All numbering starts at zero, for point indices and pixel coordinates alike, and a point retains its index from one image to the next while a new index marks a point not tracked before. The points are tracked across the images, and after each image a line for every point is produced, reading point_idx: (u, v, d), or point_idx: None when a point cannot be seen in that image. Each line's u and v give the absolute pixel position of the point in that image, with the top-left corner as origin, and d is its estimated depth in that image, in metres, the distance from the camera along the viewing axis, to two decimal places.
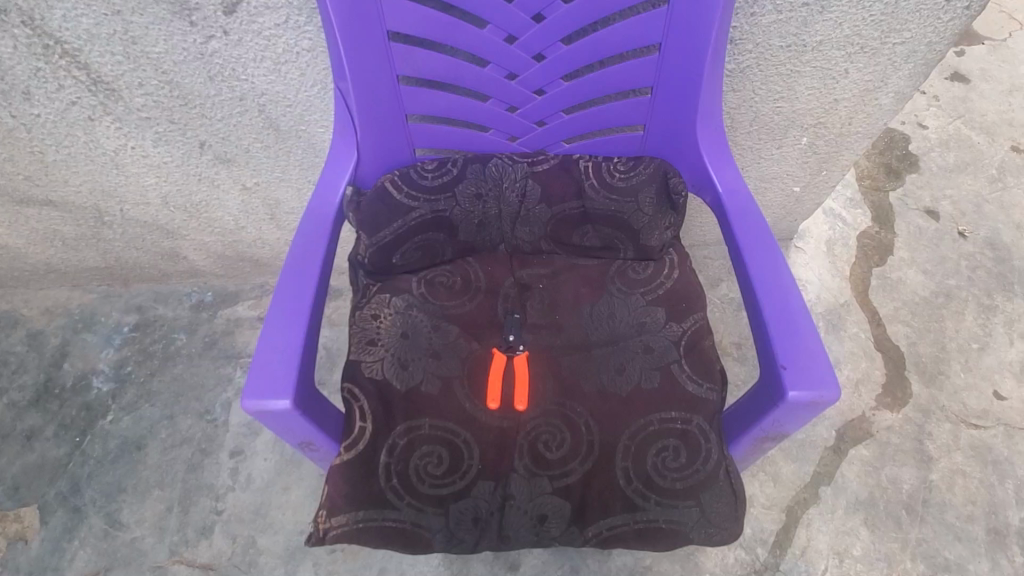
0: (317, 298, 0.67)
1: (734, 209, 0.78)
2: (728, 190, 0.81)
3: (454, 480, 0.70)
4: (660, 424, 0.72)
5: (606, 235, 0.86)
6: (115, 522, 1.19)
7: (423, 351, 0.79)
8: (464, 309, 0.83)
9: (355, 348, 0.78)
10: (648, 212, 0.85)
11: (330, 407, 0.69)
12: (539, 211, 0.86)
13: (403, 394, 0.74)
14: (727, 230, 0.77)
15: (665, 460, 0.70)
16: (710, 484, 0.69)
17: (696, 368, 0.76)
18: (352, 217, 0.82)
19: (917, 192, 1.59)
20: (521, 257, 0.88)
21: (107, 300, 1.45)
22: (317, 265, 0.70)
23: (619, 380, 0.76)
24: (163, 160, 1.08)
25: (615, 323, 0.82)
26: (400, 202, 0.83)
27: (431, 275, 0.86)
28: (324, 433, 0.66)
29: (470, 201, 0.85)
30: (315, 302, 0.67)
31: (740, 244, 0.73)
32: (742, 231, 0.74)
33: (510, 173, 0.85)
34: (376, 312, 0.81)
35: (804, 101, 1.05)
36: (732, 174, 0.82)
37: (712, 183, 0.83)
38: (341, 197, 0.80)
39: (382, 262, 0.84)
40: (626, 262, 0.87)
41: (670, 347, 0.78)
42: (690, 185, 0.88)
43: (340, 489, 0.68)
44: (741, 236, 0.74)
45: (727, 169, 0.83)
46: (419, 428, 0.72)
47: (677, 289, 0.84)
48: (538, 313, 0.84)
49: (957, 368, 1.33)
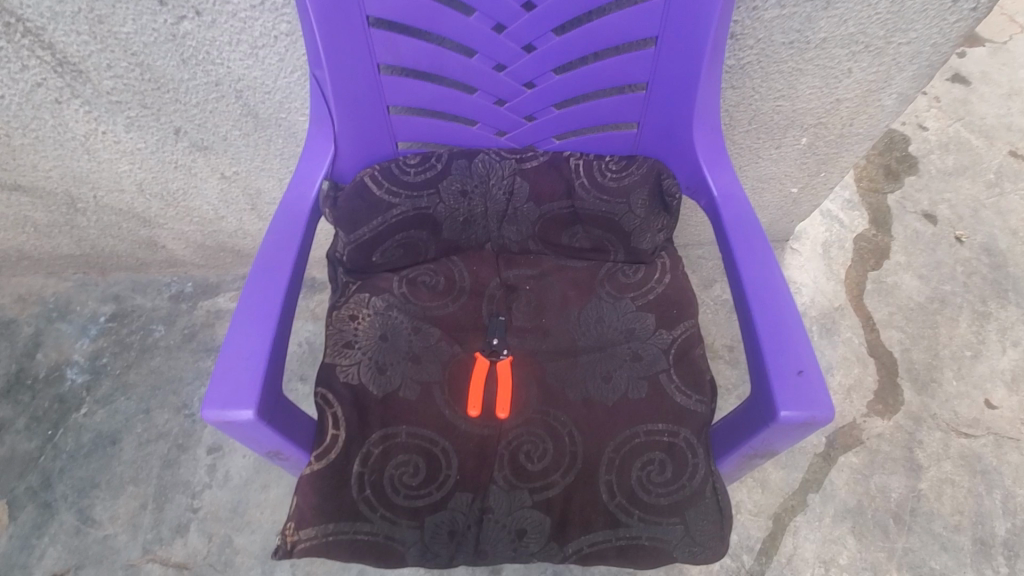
0: (286, 302, 0.62)
1: (731, 213, 0.73)
2: (724, 193, 0.76)
3: (430, 491, 0.67)
4: (645, 437, 0.70)
5: (596, 237, 0.83)
6: (87, 519, 1.16)
7: (402, 355, 0.76)
8: (447, 311, 0.81)
9: (330, 350, 0.75)
10: (639, 215, 0.81)
11: (301, 415, 0.65)
12: (527, 210, 0.82)
13: (380, 400, 0.72)
14: (721, 234, 0.73)
15: (650, 475, 0.67)
16: (696, 501, 0.66)
17: (686, 379, 0.73)
18: (327, 213, 0.76)
19: (915, 195, 1.57)
20: (507, 257, 0.86)
21: (83, 289, 1.40)
22: (288, 265, 0.65)
23: (604, 389, 0.74)
24: (136, 146, 1.03)
25: (603, 328, 0.79)
26: (381, 199, 0.78)
27: (413, 274, 0.83)
28: (292, 442, 0.61)
29: (456, 198, 0.81)
30: (284, 306, 0.62)
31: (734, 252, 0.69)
32: (735, 236, 0.70)
33: (497, 170, 0.81)
34: (354, 312, 0.78)
35: (804, 100, 1.01)
36: (728, 176, 0.78)
37: (707, 184, 0.79)
38: (317, 192, 0.75)
39: (361, 261, 0.80)
40: (616, 265, 0.84)
41: (659, 355, 0.75)
42: (685, 185, 0.83)
43: (308, 500, 0.64)
44: (736, 242, 0.70)
45: (724, 171, 0.78)
46: (395, 436, 0.70)
47: (668, 294, 0.81)
48: (523, 316, 0.81)
49: (949, 375, 1.32)
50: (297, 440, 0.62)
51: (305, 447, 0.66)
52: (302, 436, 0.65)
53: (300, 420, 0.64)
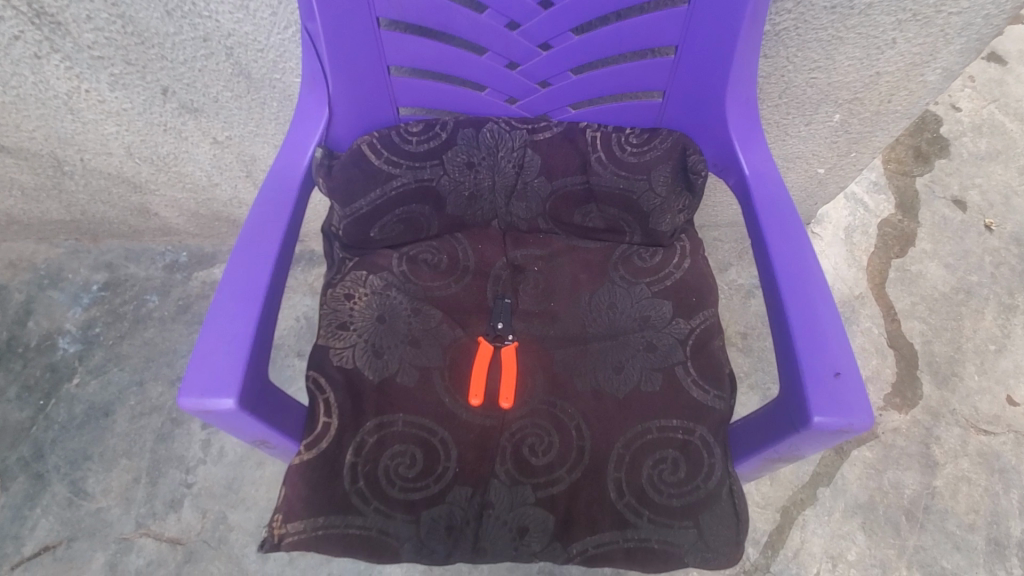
0: (273, 280, 0.57)
1: (762, 194, 0.67)
2: (755, 171, 0.69)
3: (427, 484, 0.63)
4: (658, 433, 0.65)
5: (611, 216, 0.77)
6: (79, 491, 1.14)
7: (400, 338, 0.71)
8: (449, 292, 0.76)
9: (324, 331, 0.70)
10: (659, 193, 0.74)
11: (290, 402, 0.61)
12: (538, 186, 0.76)
13: (376, 386, 0.67)
14: (751, 218, 0.66)
15: (661, 474, 0.63)
16: (710, 504, 0.61)
17: (703, 372, 0.68)
18: (321, 183, 0.69)
19: (944, 179, 1.49)
20: (515, 236, 0.80)
21: (74, 256, 1.36)
22: (276, 240, 0.59)
23: (615, 381, 0.69)
24: (122, 106, 0.97)
25: (615, 315, 0.74)
26: (380, 170, 0.71)
27: (414, 251, 0.77)
28: (280, 431, 0.57)
29: (461, 171, 0.74)
30: (271, 285, 0.57)
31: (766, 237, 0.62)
32: (766, 219, 0.64)
33: (506, 141, 0.74)
34: (350, 291, 0.73)
35: (842, 73, 0.93)
36: (761, 154, 0.71)
37: (737, 161, 0.72)
38: (310, 159, 0.69)
39: (358, 236, 0.75)
40: (632, 247, 0.78)
41: (675, 347, 0.70)
42: (711, 162, 0.76)
43: (297, 492, 0.60)
44: (768, 225, 0.63)
45: (757, 149, 0.71)
46: (391, 425, 0.65)
47: (687, 281, 0.75)
48: (530, 300, 0.76)
49: (971, 370, 1.26)
50: (285, 429, 0.58)
51: (294, 436, 0.62)
52: (291, 424, 0.61)
53: (288, 408, 0.60)
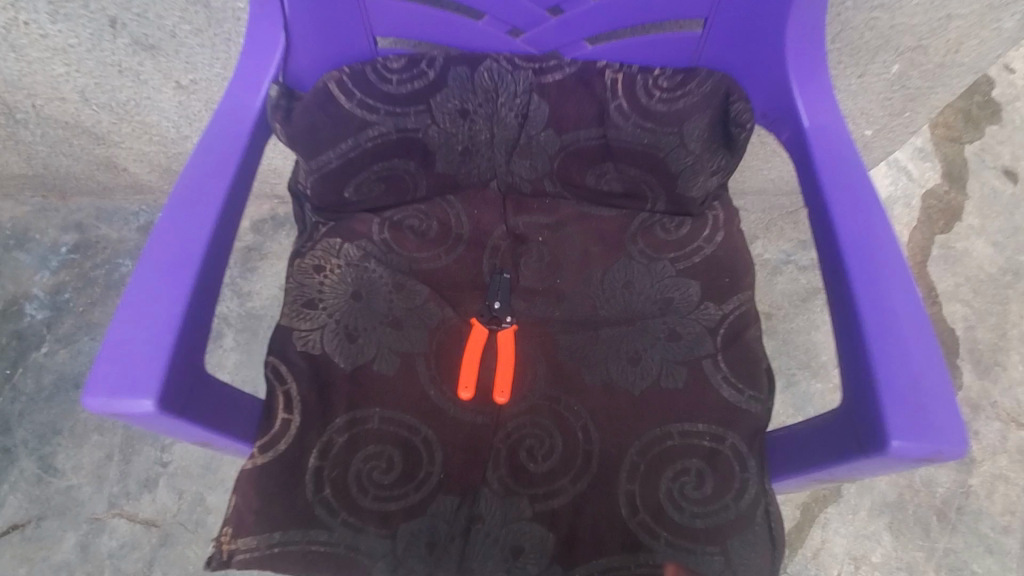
0: (209, 249, 0.46)
1: (825, 153, 0.54)
2: (817, 124, 0.56)
3: (406, 493, 0.54)
4: (681, 440, 0.55)
5: (631, 179, 0.64)
6: (49, 468, 1.07)
7: (378, 319, 0.61)
8: (438, 265, 0.65)
9: (288, 310, 0.60)
10: (693, 151, 0.60)
11: (238, 395, 0.50)
12: (545, 140, 0.63)
13: (347, 375, 0.57)
14: (811, 183, 0.53)
15: (683, 489, 0.53)
16: (741, 527, 0.51)
17: (737, 368, 0.57)
18: (278, 129, 0.56)
19: (996, 146, 1.33)
20: (517, 200, 0.68)
21: (42, 215, 1.24)
22: (216, 199, 0.48)
23: (630, 375, 0.58)
24: (67, 42, 0.84)
25: (632, 297, 0.62)
26: (352, 115, 0.58)
27: (397, 216, 0.66)
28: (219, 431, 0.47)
29: (452, 120, 0.61)
30: (208, 255, 0.46)
31: (830, 205, 0.50)
32: (830, 184, 0.51)
33: (507, 83, 0.61)
34: (321, 262, 0.62)
35: (908, 13, 0.79)
36: (826, 102, 0.57)
37: (793, 110, 0.58)
38: (264, 98, 0.56)
39: (330, 196, 0.63)
40: (654, 217, 0.66)
41: (703, 336, 0.59)
42: (758, 112, 0.62)
43: (250, 502, 0.50)
44: (833, 192, 0.51)
45: (821, 96, 0.57)
46: (364, 422, 0.55)
47: (719, 257, 0.63)
48: (532, 276, 0.65)
49: (1016, 359, 1.15)
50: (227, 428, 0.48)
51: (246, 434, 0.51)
52: (240, 420, 0.50)
53: (234, 401, 0.50)
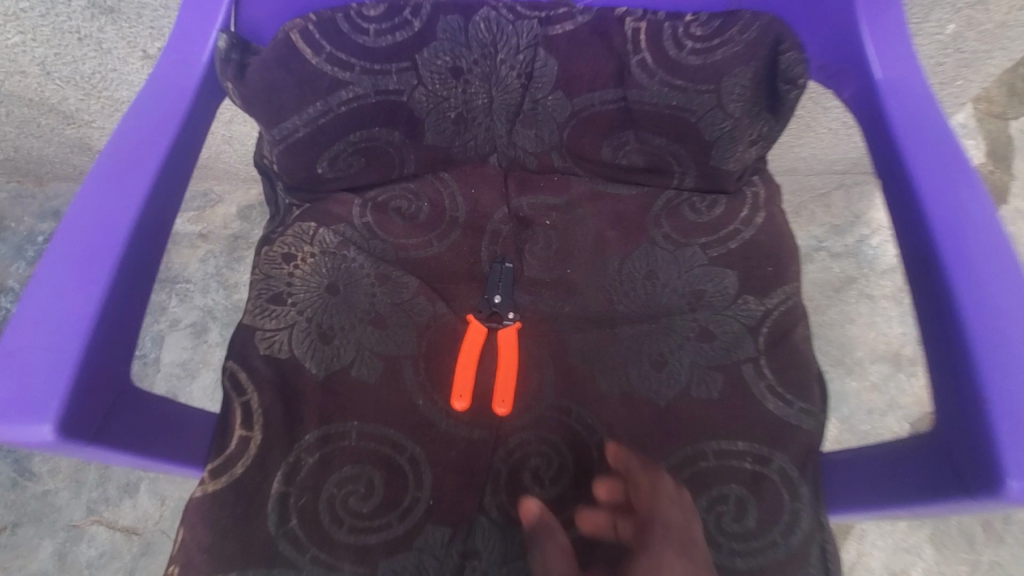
0: (137, 235, 0.38)
1: (903, 111, 0.44)
2: (889, 78, 0.46)
3: (388, 523, 0.45)
4: (716, 461, 0.45)
5: (655, 150, 0.54)
6: (24, 470, 0.91)
7: (359, 317, 0.52)
8: (429, 253, 0.56)
9: (251, 306, 0.51)
10: (731, 115, 0.50)
11: (175, 410, 0.42)
12: (554, 105, 0.53)
13: (320, 383, 0.48)
14: (891, 152, 0.43)
15: (720, 522, 0.44)
16: (792, 569, 0.42)
17: (784, 376, 0.48)
18: (231, 87, 0.47)
19: None
20: (521, 177, 0.59)
21: (12, 200, 1.10)
22: (146, 173, 0.40)
23: (655, 383, 0.49)
24: (16, 4, 0.71)
25: (656, 289, 0.53)
26: (321, 74, 0.48)
27: (382, 196, 0.57)
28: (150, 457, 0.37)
29: (443, 81, 0.51)
30: (136, 242, 0.38)
31: (915, 176, 0.41)
32: (915, 156, 0.42)
33: (507, 36, 0.50)
34: (292, 250, 0.54)
35: None
36: (902, 50, 0.47)
37: (860, 60, 0.47)
38: (212, 52, 0.47)
39: (301, 172, 0.54)
40: (681, 195, 0.56)
41: (742, 336, 0.50)
42: (813, 64, 0.51)
43: (198, 538, 0.42)
44: (917, 161, 0.42)
45: (898, 43, 0.47)
46: (339, 439, 0.47)
47: (760, 242, 0.53)
48: (539, 265, 0.56)
49: None
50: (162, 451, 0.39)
51: (189, 456, 0.43)
52: (178, 441, 0.42)
53: (170, 418, 0.41)
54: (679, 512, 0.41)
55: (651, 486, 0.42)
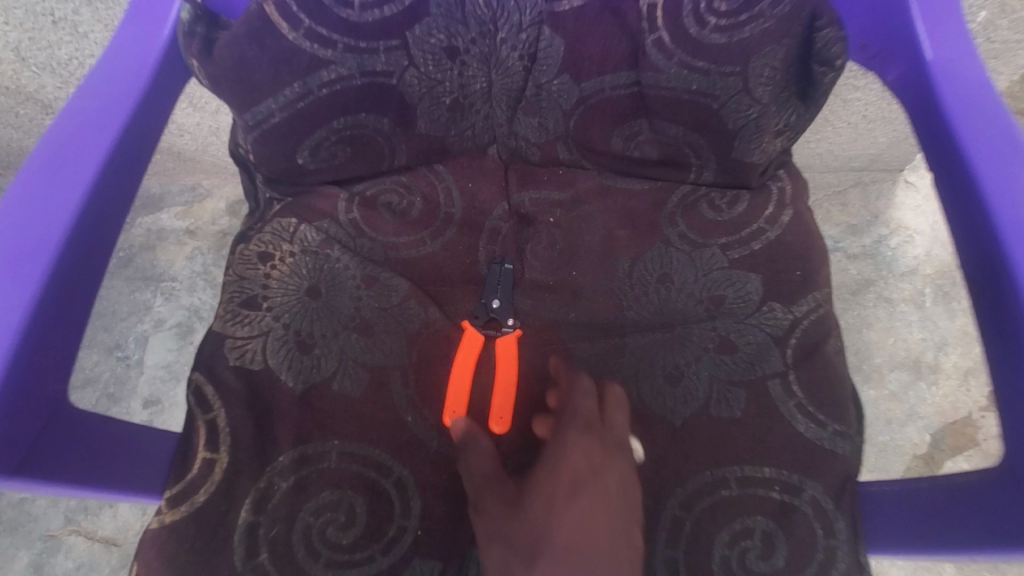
0: (76, 233, 0.35)
1: (960, 98, 0.40)
2: (940, 58, 0.41)
3: (371, 555, 0.40)
4: (740, 489, 0.40)
5: (671, 141, 0.49)
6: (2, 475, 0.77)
7: (341, 323, 0.47)
8: (421, 253, 0.51)
9: (222, 311, 0.46)
10: (759, 102, 0.45)
11: (125, 433, 0.37)
12: (559, 90, 0.48)
13: (296, 398, 0.43)
14: (950, 143, 0.39)
15: (745, 559, 0.39)
16: None
17: (815, 393, 0.43)
18: (198, 65, 0.42)
19: None
20: (522, 170, 0.54)
21: None
22: (92, 162, 0.37)
23: (670, 398, 0.44)
24: None
25: (670, 294, 0.48)
26: (299, 51, 0.43)
27: (371, 190, 0.52)
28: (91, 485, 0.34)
29: (437, 62, 0.46)
30: (75, 240, 0.35)
31: (980, 176, 0.37)
32: (979, 148, 0.38)
33: (509, 10, 0.44)
34: (270, 249, 0.49)
35: None
36: (955, 25, 0.42)
37: (909, 38, 0.43)
38: (175, 25, 0.43)
39: (279, 162, 0.49)
40: (699, 191, 0.51)
41: (768, 348, 0.45)
42: (853, 43, 0.47)
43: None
44: (982, 158, 0.38)
45: (951, 17, 0.42)
46: (316, 460, 0.41)
47: (786, 243, 0.48)
48: (542, 266, 0.51)
49: None
50: (106, 478, 0.35)
51: (142, 484, 0.38)
52: (130, 466, 0.37)
53: (120, 440, 0.37)
54: (594, 403, 0.40)
55: (568, 382, 0.42)
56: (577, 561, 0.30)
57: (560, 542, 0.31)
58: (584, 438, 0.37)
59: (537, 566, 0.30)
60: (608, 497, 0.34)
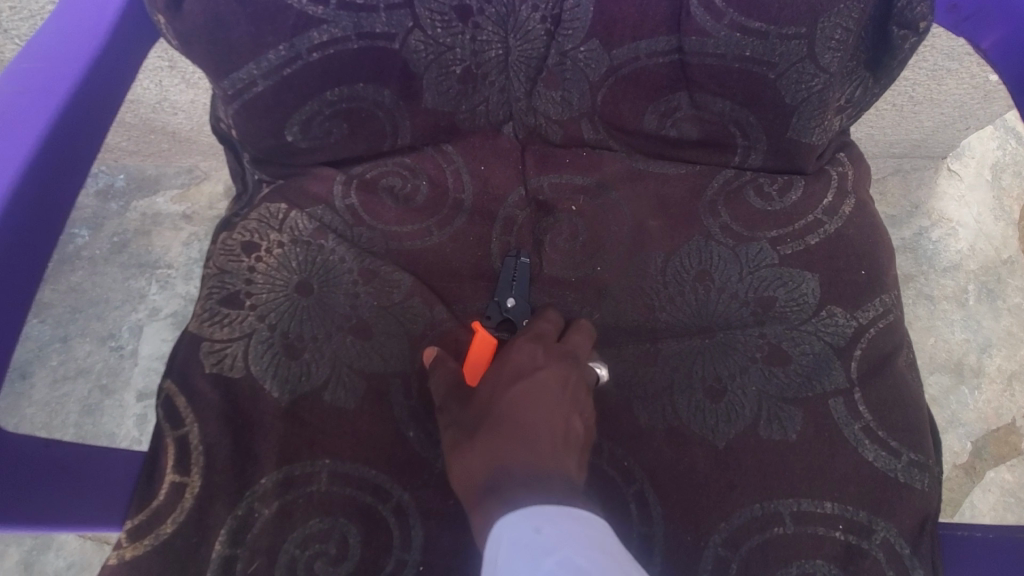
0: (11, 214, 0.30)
1: None
2: None
3: None
4: (797, 527, 0.35)
5: (715, 118, 0.43)
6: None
7: (333, 324, 0.41)
8: (426, 244, 0.45)
9: (200, 309, 0.40)
10: (823, 73, 0.39)
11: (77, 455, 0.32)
12: (587, 59, 0.41)
13: (282, 411, 0.38)
14: None
15: None
16: None
17: (882, 414, 0.37)
18: (163, 22, 0.36)
19: None
20: (541, 151, 0.47)
21: None
22: (32, 134, 0.32)
23: (712, 416, 0.38)
24: None
25: (710, 294, 0.42)
26: (284, 7, 0.37)
27: (370, 172, 0.46)
28: (17, 520, 0.29)
29: (446, 24, 0.39)
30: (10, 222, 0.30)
31: None
32: None
33: None
34: (255, 238, 0.43)
35: None
36: None
37: None
38: None
39: (266, 140, 0.43)
40: (746, 176, 0.45)
41: (827, 358, 0.39)
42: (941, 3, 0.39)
43: None
44: None
45: None
46: (301, 484, 0.36)
47: (849, 238, 0.42)
48: (562, 260, 0.45)
49: None
50: (45, 511, 0.30)
51: (93, 512, 0.33)
52: (83, 493, 0.32)
53: (64, 466, 0.32)
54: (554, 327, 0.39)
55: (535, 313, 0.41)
56: (508, 428, 0.32)
57: (493, 416, 0.32)
58: (529, 342, 0.36)
59: (474, 435, 0.32)
60: (549, 390, 0.33)
